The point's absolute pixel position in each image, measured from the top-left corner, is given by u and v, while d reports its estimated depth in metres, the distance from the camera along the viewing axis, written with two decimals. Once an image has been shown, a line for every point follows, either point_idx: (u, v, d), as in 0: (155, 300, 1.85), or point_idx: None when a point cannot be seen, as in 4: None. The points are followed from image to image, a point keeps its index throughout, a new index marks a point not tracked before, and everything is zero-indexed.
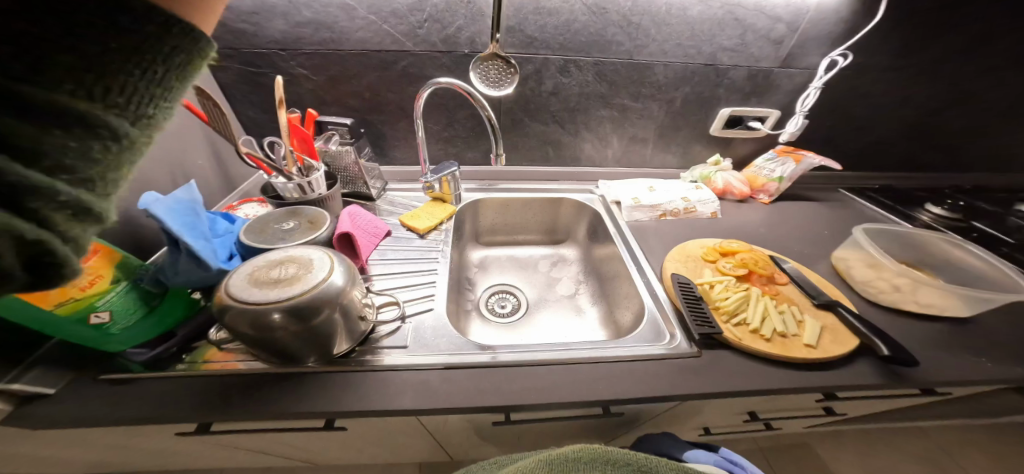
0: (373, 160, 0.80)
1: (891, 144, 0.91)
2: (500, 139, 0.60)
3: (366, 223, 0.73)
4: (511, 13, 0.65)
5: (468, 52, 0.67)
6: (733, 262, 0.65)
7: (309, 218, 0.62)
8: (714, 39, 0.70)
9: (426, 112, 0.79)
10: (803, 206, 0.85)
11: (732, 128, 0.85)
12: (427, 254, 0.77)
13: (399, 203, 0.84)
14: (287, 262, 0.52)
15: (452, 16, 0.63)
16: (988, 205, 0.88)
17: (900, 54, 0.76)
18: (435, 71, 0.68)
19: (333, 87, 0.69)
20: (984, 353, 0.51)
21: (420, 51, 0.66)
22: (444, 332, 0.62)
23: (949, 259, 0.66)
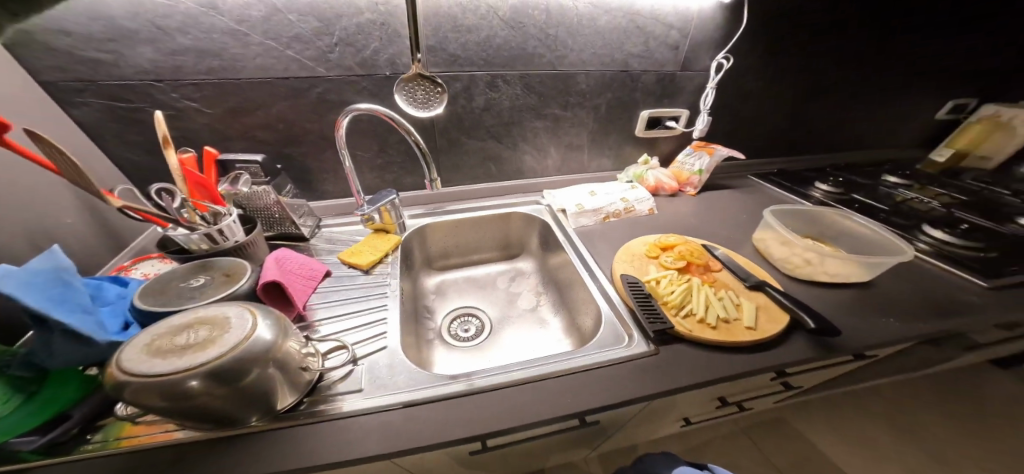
0: (299, 197, 0.74)
1: (793, 130, 1.01)
2: (432, 164, 0.58)
3: (296, 267, 0.67)
4: (429, 32, 0.64)
5: (389, 74, 0.65)
6: (673, 255, 0.67)
7: (225, 269, 0.57)
8: (624, 46, 0.74)
9: (352, 139, 0.75)
10: (726, 195, 0.92)
11: (653, 129, 0.90)
12: (375, 290, 0.72)
13: (338, 239, 0.79)
14: (198, 324, 0.45)
15: (366, 39, 0.61)
16: (861, 180, 1.00)
17: (784, 51, 0.85)
18: (355, 97, 0.65)
19: (232, 119, 0.63)
20: (892, 313, 0.56)
21: (336, 76, 0.63)
22: (403, 368, 0.57)
23: (843, 228, 0.73)
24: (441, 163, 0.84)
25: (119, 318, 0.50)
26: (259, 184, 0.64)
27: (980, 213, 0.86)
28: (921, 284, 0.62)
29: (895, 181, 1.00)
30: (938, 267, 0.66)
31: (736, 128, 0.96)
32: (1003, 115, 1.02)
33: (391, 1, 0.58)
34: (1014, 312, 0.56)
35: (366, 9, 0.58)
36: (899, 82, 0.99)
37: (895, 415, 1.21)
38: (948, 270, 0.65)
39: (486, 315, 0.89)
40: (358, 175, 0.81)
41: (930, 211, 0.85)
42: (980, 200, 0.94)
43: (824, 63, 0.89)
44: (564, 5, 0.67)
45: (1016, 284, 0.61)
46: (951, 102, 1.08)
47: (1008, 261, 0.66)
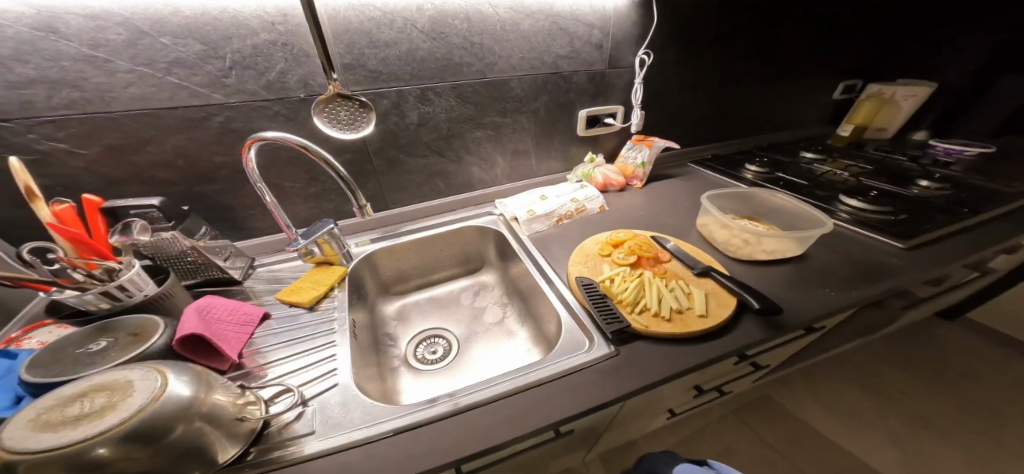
0: (220, 238, 0.68)
1: (725, 116, 1.06)
2: (358, 193, 0.54)
3: (228, 315, 0.60)
4: (343, 50, 0.61)
5: (304, 96, 0.62)
6: (624, 251, 0.66)
7: (134, 328, 0.50)
8: (550, 48, 0.74)
9: (278, 170, 0.70)
10: (671, 183, 0.94)
11: (594, 127, 0.91)
12: (321, 327, 0.65)
13: (279, 279, 0.73)
14: (94, 391, 0.38)
15: (268, 60, 0.57)
16: (781, 157, 1.06)
17: (704, 42, 0.88)
18: (266, 124, 0.62)
19: (116, 158, 0.57)
20: (827, 284, 0.58)
21: (238, 103, 0.59)
22: (358, 404, 0.51)
23: (775, 204, 0.75)
24: (384, 184, 0.80)
25: (9, 394, 0.44)
26: (163, 230, 0.58)
27: (886, 179, 0.92)
28: (846, 252, 0.64)
29: (812, 157, 1.05)
30: (859, 233, 0.69)
31: (673, 119, 0.99)
32: (887, 92, 1.14)
33: (290, 20, 0.56)
34: (928, 269, 0.60)
35: (261, 29, 0.55)
36: (812, 62, 1.06)
37: (868, 381, 1.26)
38: (867, 235, 0.68)
39: (453, 335, 0.84)
40: (291, 207, 0.75)
41: (845, 181, 0.91)
42: (885, 167, 1.01)
43: (742, 49, 0.93)
44: (482, 11, 0.66)
45: (924, 243, 0.66)
46: (845, 81, 1.16)
47: (914, 221, 0.71)
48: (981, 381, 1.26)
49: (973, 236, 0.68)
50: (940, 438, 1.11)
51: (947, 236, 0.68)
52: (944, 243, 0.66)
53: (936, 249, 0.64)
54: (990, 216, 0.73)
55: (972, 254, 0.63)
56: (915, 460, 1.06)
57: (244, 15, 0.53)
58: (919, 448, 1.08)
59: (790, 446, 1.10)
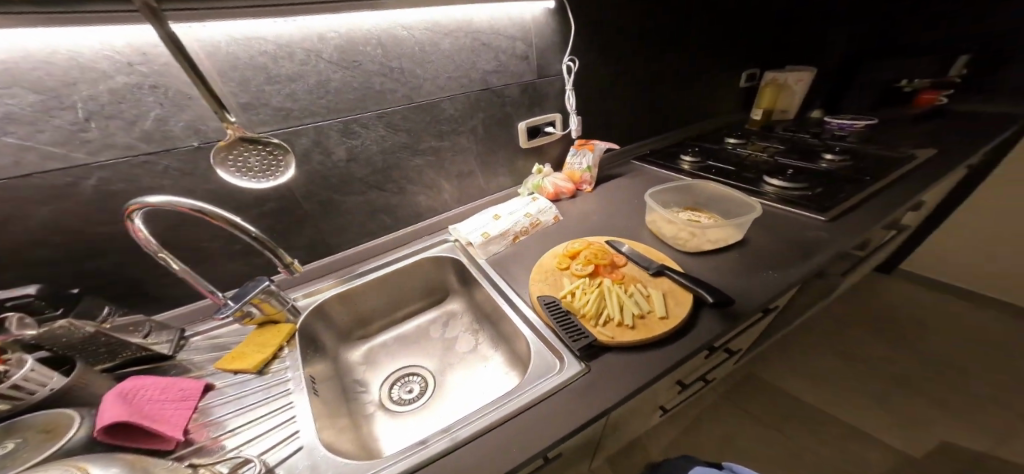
0: (129, 317, 0.59)
1: (658, 110, 1.10)
2: (279, 251, 0.53)
3: (160, 394, 0.52)
4: (235, 88, 0.56)
5: (198, 144, 0.57)
6: (581, 262, 0.64)
7: (40, 424, 0.43)
8: (476, 65, 0.74)
9: (193, 231, 0.63)
10: (620, 183, 0.95)
11: (536, 138, 0.90)
12: (273, 391, 0.58)
13: (213, 347, 0.65)
14: None
15: (125, 105, 0.51)
16: (711, 145, 1.11)
17: (625, 41, 0.91)
18: (155, 180, 0.56)
19: None
20: (772, 266, 0.59)
21: (110, 160, 0.52)
22: (329, 466, 0.48)
23: (712, 192, 0.76)
24: (323, 228, 0.75)
25: None
26: (53, 319, 0.49)
27: (798, 157, 0.98)
28: (780, 230, 0.67)
29: (734, 142, 1.09)
30: (786, 211, 0.72)
31: (610, 119, 1.01)
32: (781, 79, 1.22)
33: (153, 60, 0.50)
34: (851, 239, 0.62)
35: (115, 71, 0.49)
36: (728, 48, 1.12)
37: (840, 345, 1.32)
38: (793, 212, 0.71)
39: (427, 370, 0.80)
40: (217, 268, 0.68)
41: (764, 163, 0.96)
42: (793, 146, 1.07)
43: (662, 44, 0.97)
44: (396, 34, 0.63)
45: (843, 213, 0.69)
46: (747, 71, 1.23)
47: (830, 193, 0.75)
48: (934, 329, 1.35)
49: (881, 200, 0.73)
50: (899, 386, 1.19)
51: (860, 202, 0.72)
52: (859, 210, 0.70)
53: (853, 217, 0.68)
54: (887, 183, 0.78)
55: (885, 216, 0.68)
56: (882, 412, 1.12)
57: (88, 57, 0.47)
58: (884, 398, 1.15)
59: (781, 420, 1.12)
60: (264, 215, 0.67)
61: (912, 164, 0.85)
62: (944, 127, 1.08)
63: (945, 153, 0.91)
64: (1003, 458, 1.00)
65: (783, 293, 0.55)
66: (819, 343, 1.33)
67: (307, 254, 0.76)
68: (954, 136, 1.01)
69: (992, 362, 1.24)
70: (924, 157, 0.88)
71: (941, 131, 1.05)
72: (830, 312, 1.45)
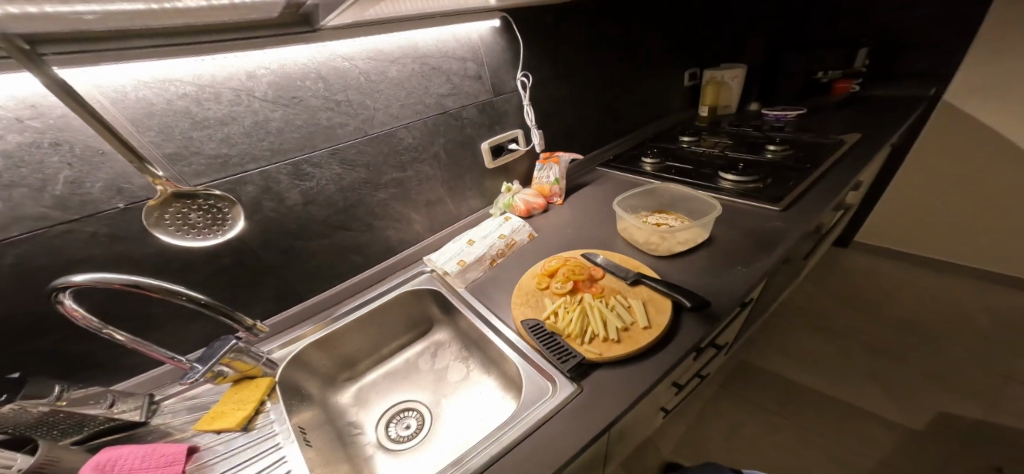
0: (92, 386, 0.53)
1: (615, 114, 1.13)
2: (230, 311, 0.52)
3: (141, 462, 0.47)
4: (159, 140, 0.52)
5: (124, 205, 0.52)
6: (560, 280, 0.63)
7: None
8: (429, 90, 0.73)
9: (138, 299, 0.58)
10: (588, 192, 0.96)
11: (500, 156, 0.90)
12: (263, 446, 0.54)
13: (185, 409, 0.60)
14: None
15: (24, 167, 0.45)
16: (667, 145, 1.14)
17: (574, 52, 0.93)
18: (86, 250, 0.51)
19: None
20: (740, 260, 0.60)
21: (23, 234, 0.48)
22: None
23: (675, 192, 0.78)
24: (289, 277, 0.71)
25: None
26: None
27: (746, 149, 1.03)
28: (742, 224, 0.69)
29: (688, 140, 1.13)
30: (745, 204, 0.74)
31: (570, 131, 1.02)
32: (718, 76, 1.28)
33: (47, 112, 0.45)
34: (807, 225, 0.65)
35: (4, 130, 0.43)
36: (671, 49, 1.18)
37: (815, 320, 1.38)
38: (750, 204, 0.74)
39: (422, 404, 0.76)
40: (171, 333, 0.62)
41: (717, 158, 1.00)
42: (739, 140, 1.12)
43: (608, 54, 1.01)
44: (337, 67, 0.62)
45: (795, 200, 0.73)
46: (688, 71, 1.29)
47: (779, 182, 0.79)
48: (897, 295, 1.44)
49: (825, 184, 0.77)
50: (873, 354, 1.25)
51: (808, 189, 0.76)
52: (810, 195, 0.74)
53: (804, 203, 0.71)
54: (827, 168, 0.83)
55: (832, 199, 0.72)
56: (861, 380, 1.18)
57: None
58: (862, 367, 1.21)
59: (778, 403, 1.15)
60: (221, 270, 0.63)
61: (845, 147, 0.91)
62: (868, 109, 1.18)
63: (872, 134, 0.99)
64: (973, 415, 1.07)
65: (755, 285, 0.57)
66: (795, 321, 1.39)
67: (274, 305, 0.72)
68: (878, 117, 1.11)
69: (948, 321, 1.33)
70: (852, 140, 0.94)
71: (866, 114, 1.14)
72: (803, 287, 1.52)
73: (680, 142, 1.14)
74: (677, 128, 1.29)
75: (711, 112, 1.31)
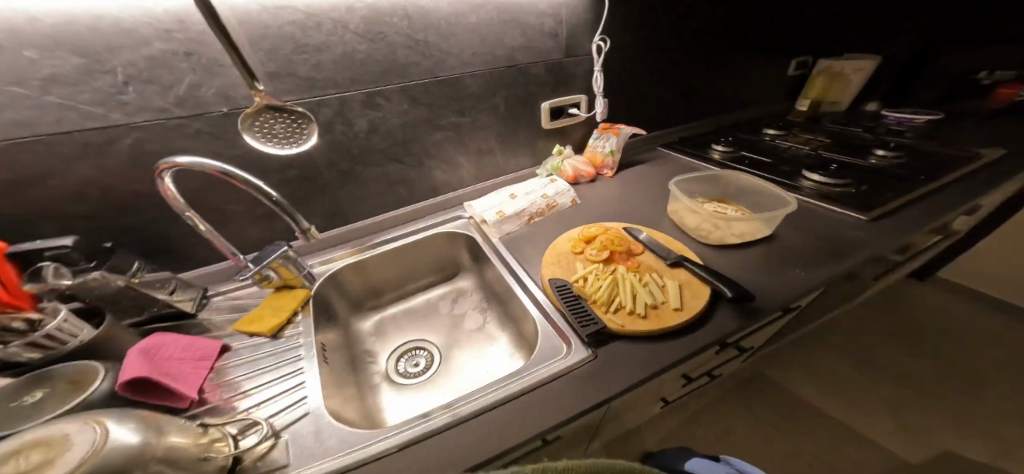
0: (161, 271, 0.62)
1: (692, 98, 1.04)
2: (296, 214, 0.56)
3: (179, 353, 0.54)
4: (265, 59, 0.54)
5: (227, 110, 0.57)
6: (596, 247, 0.62)
7: (71, 375, 0.46)
8: (502, 40, 0.70)
9: (215, 192, 0.64)
10: (642, 170, 0.91)
11: (558, 119, 0.87)
12: (286, 355, 0.60)
13: (230, 308, 0.67)
14: (30, 447, 0.32)
15: (172, 72, 0.51)
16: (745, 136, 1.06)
17: (659, 22, 0.84)
18: (188, 143, 0.56)
19: (13, 195, 0.50)
20: (800, 263, 0.56)
21: (146, 121, 0.53)
22: (333, 432, 0.47)
23: (740, 183, 0.73)
24: (339, 196, 0.75)
25: None
26: (87, 271, 0.51)
27: (844, 150, 0.93)
28: (812, 228, 0.63)
29: (774, 133, 1.04)
30: (823, 208, 0.68)
31: (637, 105, 0.96)
32: (836, 67, 1.13)
33: (189, 27, 0.50)
34: (892, 241, 0.59)
35: (154, 37, 0.49)
36: (772, 36, 1.05)
37: (857, 349, 1.29)
38: (833, 211, 0.67)
39: (433, 345, 0.80)
40: (233, 228, 0.68)
41: (805, 156, 0.91)
42: (840, 139, 1.01)
43: (700, 29, 0.92)
44: (422, 5, 0.61)
45: (887, 213, 0.65)
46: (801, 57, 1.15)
47: (874, 191, 0.71)
48: (965, 341, 1.30)
49: (930, 202, 0.68)
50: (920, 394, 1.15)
51: (909, 202, 0.68)
52: (909, 211, 0.66)
53: (897, 218, 0.64)
54: (944, 183, 0.73)
55: (932, 219, 0.64)
56: (896, 419, 1.09)
57: (128, 21, 0.47)
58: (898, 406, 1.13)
59: (785, 418, 1.11)
60: (285, 181, 0.68)
61: (978, 164, 0.79)
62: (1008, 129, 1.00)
63: (1008, 155, 0.84)
64: None
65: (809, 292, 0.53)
66: (834, 345, 1.30)
67: (323, 222, 0.77)
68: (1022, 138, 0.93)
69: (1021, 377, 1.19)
70: (991, 158, 0.81)
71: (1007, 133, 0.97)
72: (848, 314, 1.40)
73: (763, 134, 1.05)
74: (755, 122, 1.18)
75: (813, 105, 1.21)
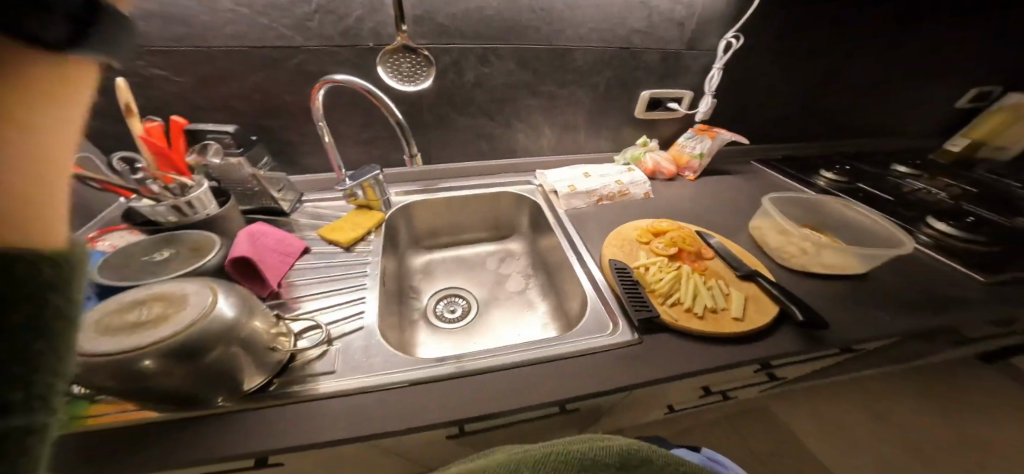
0: (279, 171, 0.71)
1: (795, 117, 1.00)
2: (411, 140, 0.61)
3: (275, 243, 0.62)
4: (415, 2, 0.60)
5: (372, 45, 0.62)
6: (665, 242, 0.65)
7: (193, 243, 0.53)
8: (626, 21, 0.70)
9: (341, 113, 0.72)
10: (726, 180, 0.90)
11: (653, 111, 0.86)
12: (354, 269, 0.67)
13: (325, 215, 0.75)
14: (153, 300, 0.40)
15: (346, 7, 0.58)
16: (869, 167, 1.01)
17: (783, 32, 0.81)
18: (334, 68, 0.63)
19: (205, 88, 0.61)
20: (884, 306, 0.56)
21: (317, 47, 0.61)
22: (379, 350, 0.52)
23: (837, 214, 0.73)
24: (428, 138, 0.80)
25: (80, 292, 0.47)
26: (232, 156, 0.60)
27: (988, 207, 0.86)
28: (908, 278, 0.62)
29: (905, 172, 0.99)
30: (940, 260, 0.67)
31: (734, 112, 0.93)
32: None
33: None
34: (998, 309, 0.56)
35: None
36: (899, 69, 0.98)
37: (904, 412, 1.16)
38: (947, 264, 0.66)
39: (473, 296, 0.84)
40: (341, 148, 0.77)
41: (937, 203, 0.86)
42: (992, 194, 0.94)
43: (824, 48, 0.87)
44: None
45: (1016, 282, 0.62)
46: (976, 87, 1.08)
47: (1009, 258, 0.67)
48: None
49: None
50: None
51: None
52: None
53: (1012, 289, 0.60)
54: None
55: None
56: None
57: None
58: (935, 471, 1.04)
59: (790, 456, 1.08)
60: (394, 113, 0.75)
61: None
62: None
63: None
64: None
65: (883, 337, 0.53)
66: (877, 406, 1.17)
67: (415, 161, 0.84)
68: None
69: None
70: None
71: None
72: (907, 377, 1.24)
73: (893, 170, 1.01)
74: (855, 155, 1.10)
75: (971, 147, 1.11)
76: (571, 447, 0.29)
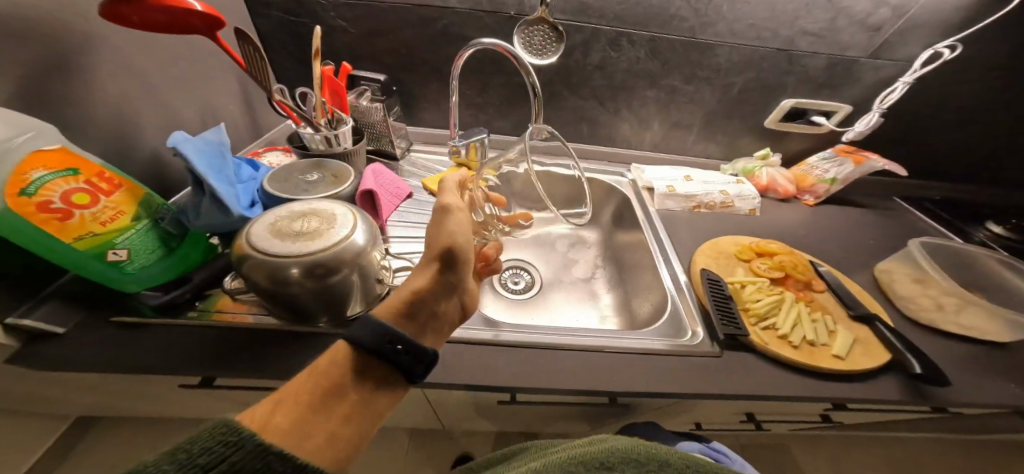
0: (400, 120, 0.78)
1: (937, 156, 0.89)
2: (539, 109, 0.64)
3: (390, 183, 0.68)
4: None
5: (513, 15, 0.66)
6: (771, 264, 0.63)
7: (334, 171, 0.58)
8: (798, 21, 0.65)
9: (461, 75, 0.76)
10: (848, 213, 0.81)
11: (791, 121, 0.81)
12: None
13: (422, 165, 0.80)
14: (311, 214, 0.44)
15: None
16: None
17: (1014, 53, 0.72)
18: (476, 33, 0.67)
19: (370, 40, 0.68)
20: (1017, 379, 0.50)
21: (471, 12, 0.65)
22: None
23: (987, 272, 0.65)
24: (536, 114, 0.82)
25: (250, 196, 0.54)
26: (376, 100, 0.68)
27: None
28: None
29: None
30: None
31: None
32: None
33: None
34: None
35: None
36: None
37: None
38: None
39: (538, 274, 0.83)
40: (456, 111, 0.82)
41: None
42: None
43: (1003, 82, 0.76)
44: None
45: None
46: None
47: None
48: None
49: None
50: None
51: None
52: None
53: None
54: None
55: None
56: None
57: None
58: None
59: None
60: (512, 84, 0.78)
61: None
62: None
63: None
64: None
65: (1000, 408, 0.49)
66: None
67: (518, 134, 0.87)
68: None
69: None
70: None
71: None
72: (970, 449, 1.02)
73: None
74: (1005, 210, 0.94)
75: None
76: (575, 452, 0.31)
